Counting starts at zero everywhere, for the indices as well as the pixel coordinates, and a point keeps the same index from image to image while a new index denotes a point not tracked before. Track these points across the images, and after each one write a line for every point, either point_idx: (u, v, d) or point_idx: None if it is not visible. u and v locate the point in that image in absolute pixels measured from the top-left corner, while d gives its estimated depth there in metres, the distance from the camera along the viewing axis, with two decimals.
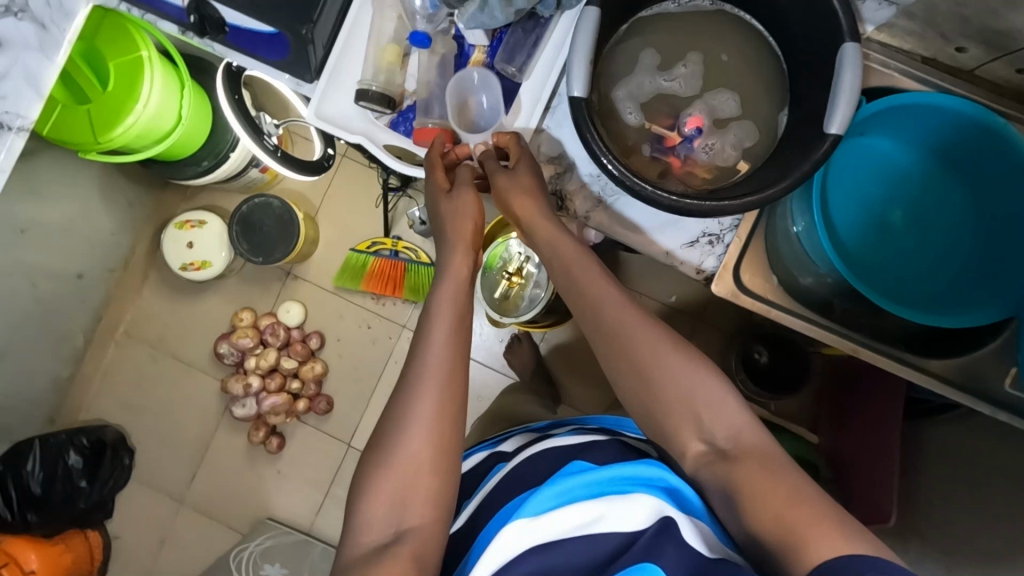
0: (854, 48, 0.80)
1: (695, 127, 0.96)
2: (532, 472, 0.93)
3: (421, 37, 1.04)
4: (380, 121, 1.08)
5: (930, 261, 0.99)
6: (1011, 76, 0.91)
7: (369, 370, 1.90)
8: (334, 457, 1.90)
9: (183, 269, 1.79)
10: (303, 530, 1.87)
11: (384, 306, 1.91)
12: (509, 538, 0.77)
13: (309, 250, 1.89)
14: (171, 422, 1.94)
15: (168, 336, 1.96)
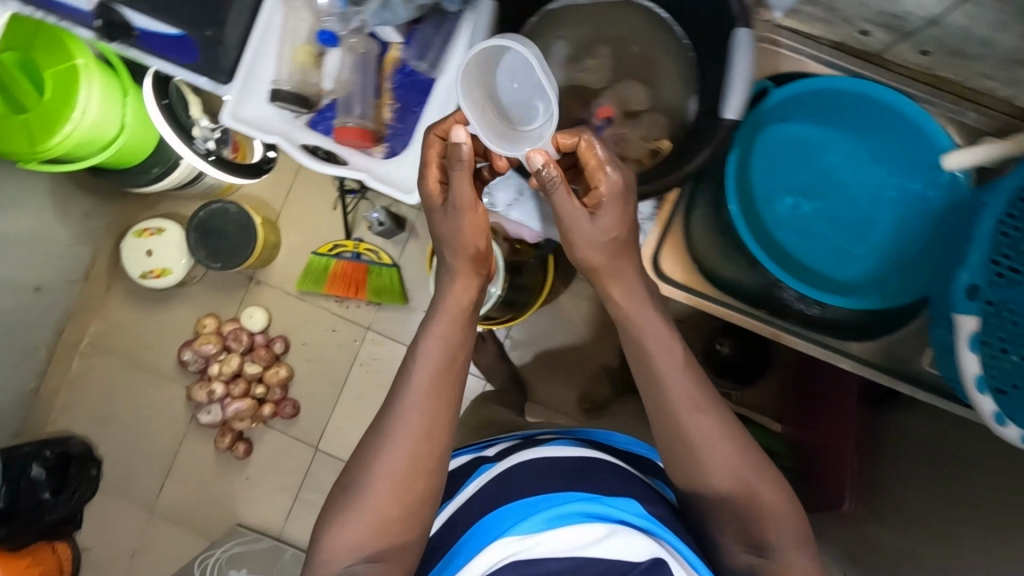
0: (746, 33, 0.83)
1: (605, 118, 1.01)
2: (523, 476, 0.94)
3: (328, 36, 1.04)
4: (301, 121, 1.06)
5: (861, 247, 0.99)
6: (917, 59, 0.91)
7: (335, 374, 1.89)
8: (303, 461, 1.89)
9: (144, 277, 1.79)
10: (275, 536, 1.86)
11: (349, 309, 1.89)
12: (504, 547, 0.82)
13: (271, 255, 1.88)
14: (137, 433, 1.92)
15: (134, 345, 1.93)
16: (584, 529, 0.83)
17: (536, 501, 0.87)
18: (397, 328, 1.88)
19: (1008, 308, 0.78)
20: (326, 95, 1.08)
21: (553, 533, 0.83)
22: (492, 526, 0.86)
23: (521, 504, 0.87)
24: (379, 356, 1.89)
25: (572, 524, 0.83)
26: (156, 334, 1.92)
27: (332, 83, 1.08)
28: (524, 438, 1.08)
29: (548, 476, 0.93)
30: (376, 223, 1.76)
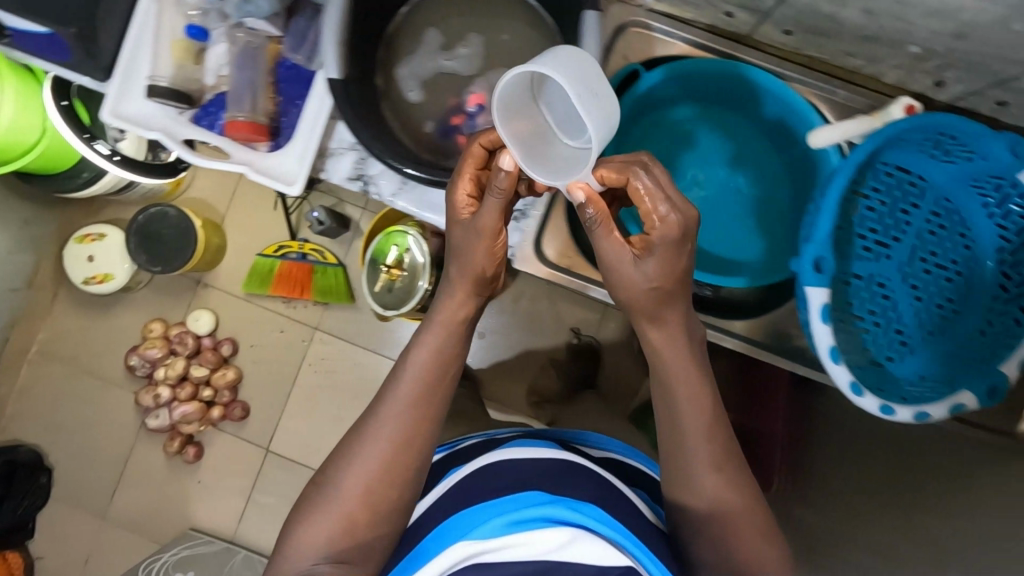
0: (595, 15, 0.70)
1: (477, 105, 0.80)
2: (496, 486, 0.68)
3: (199, 31, 0.86)
4: (184, 117, 0.87)
5: (759, 229, 0.91)
6: (785, 39, 0.81)
7: (283, 373, 1.82)
8: (253, 464, 1.81)
9: (86, 283, 1.77)
10: (227, 538, 1.77)
11: (296, 308, 1.83)
12: (463, 547, 0.62)
13: (215, 257, 1.83)
14: (87, 439, 1.84)
15: (83, 352, 1.86)
16: (558, 531, 0.61)
17: (521, 498, 0.64)
18: (345, 327, 1.83)
19: (875, 281, 0.81)
20: (207, 91, 0.88)
21: (525, 534, 0.61)
22: (447, 529, 0.64)
23: (498, 503, 0.64)
24: (328, 356, 1.82)
25: (551, 524, 0.62)
26: (104, 340, 1.86)
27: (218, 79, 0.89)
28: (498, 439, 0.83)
29: (539, 485, 0.67)
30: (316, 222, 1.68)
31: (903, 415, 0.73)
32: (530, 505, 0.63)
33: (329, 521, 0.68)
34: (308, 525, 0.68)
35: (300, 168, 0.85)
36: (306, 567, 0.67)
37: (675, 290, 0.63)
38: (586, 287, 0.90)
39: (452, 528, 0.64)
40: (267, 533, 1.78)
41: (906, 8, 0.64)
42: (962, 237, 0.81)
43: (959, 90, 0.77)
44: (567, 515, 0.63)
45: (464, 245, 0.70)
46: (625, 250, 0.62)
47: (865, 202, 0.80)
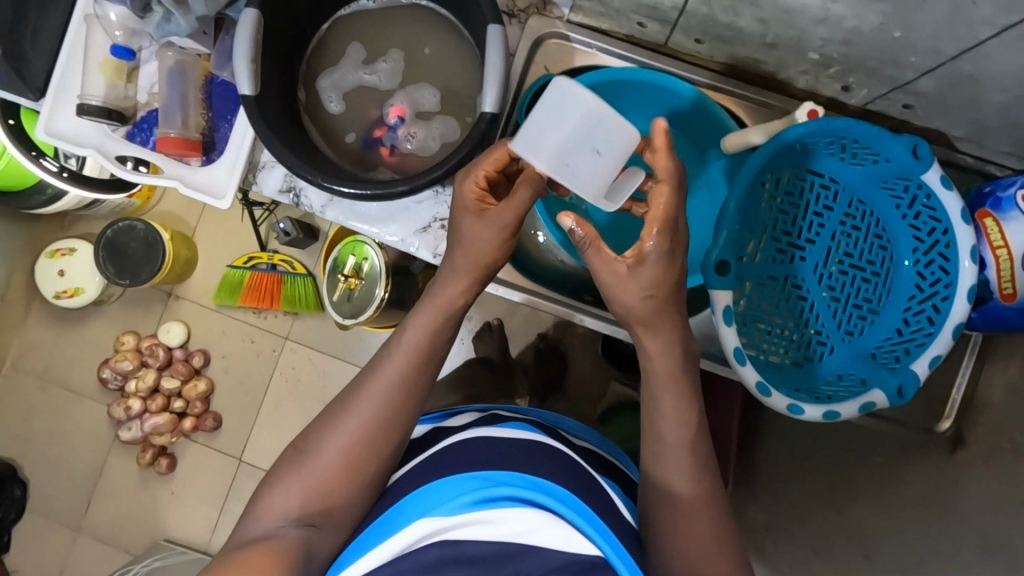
0: (498, 30, 0.71)
1: (398, 117, 0.82)
2: (467, 459, 0.63)
3: (124, 51, 0.85)
4: (117, 134, 0.88)
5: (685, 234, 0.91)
6: (699, 47, 0.82)
7: (255, 382, 1.79)
8: (226, 473, 1.77)
9: (57, 297, 1.75)
10: (200, 549, 1.73)
11: (266, 319, 1.80)
12: (424, 525, 0.57)
13: (185, 271, 1.80)
14: (62, 452, 1.80)
15: (56, 364, 1.82)
16: (530, 515, 0.57)
17: (497, 476, 0.60)
18: (316, 336, 1.79)
19: (791, 281, 0.83)
20: (139, 108, 0.89)
21: (496, 514, 0.57)
22: (409, 505, 0.59)
23: (467, 480, 0.59)
24: (299, 366, 1.78)
25: (528, 508, 0.57)
26: (78, 354, 1.82)
27: (150, 95, 0.89)
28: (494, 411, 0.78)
29: (520, 464, 0.63)
30: (281, 232, 1.64)
31: (812, 413, 0.74)
32: (507, 485, 0.59)
33: (303, 482, 0.64)
34: (286, 486, 0.64)
35: (229, 180, 0.87)
36: (267, 531, 0.61)
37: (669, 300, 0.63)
38: (571, 314, 0.92)
39: (415, 503, 0.59)
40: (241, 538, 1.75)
41: (793, 16, 0.66)
42: (879, 238, 0.83)
43: (866, 94, 0.79)
44: (543, 499, 0.59)
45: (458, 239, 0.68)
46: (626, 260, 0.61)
47: (777, 204, 0.82)
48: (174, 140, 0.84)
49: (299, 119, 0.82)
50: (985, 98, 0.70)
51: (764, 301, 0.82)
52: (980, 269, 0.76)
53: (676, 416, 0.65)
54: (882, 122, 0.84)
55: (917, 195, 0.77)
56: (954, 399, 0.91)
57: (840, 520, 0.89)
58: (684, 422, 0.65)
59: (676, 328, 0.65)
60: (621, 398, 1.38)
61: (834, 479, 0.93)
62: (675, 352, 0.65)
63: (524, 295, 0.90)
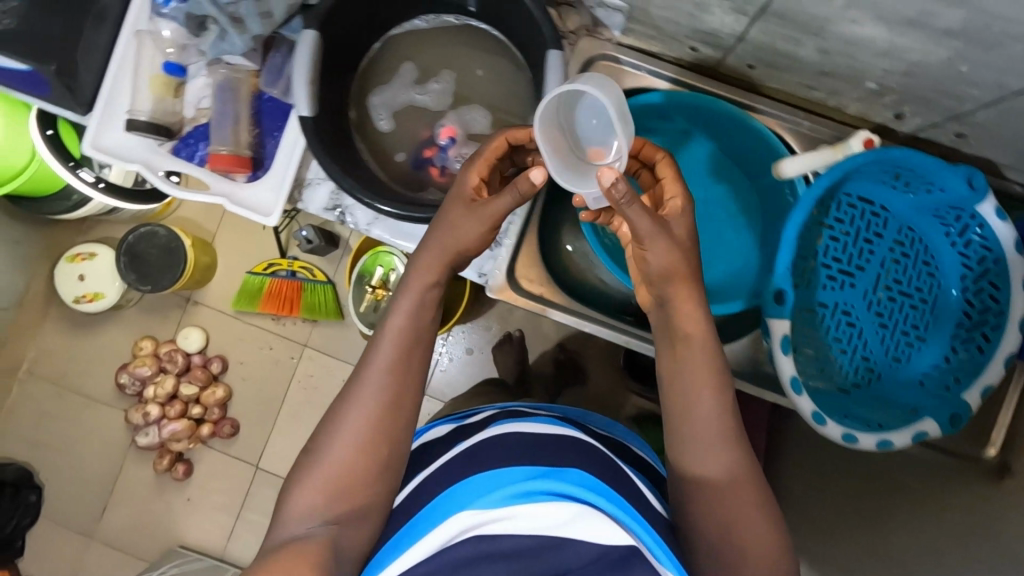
0: (558, 56, 0.71)
1: (449, 138, 0.81)
2: (499, 457, 0.61)
3: (177, 68, 0.85)
4: (163, 148, 0.88)
5: (716, 252, 0.93)
6: (749, 72, 0.82)
7: (271, 394, 1.58)
8: (242, 484, 1.56)
9: (76, 302, 1.54)
10: (215, 555, 1.53)
11: (284, 325, 1.60)
12: (461, 520, 0.54)
13: (206, 276, 1.60)
14: (75, 463, 1.58)
15: (73, 368, 1.61)
16: (563, 508, 0.54)
17: (526, 472, 0.58)
18: (344, 348, 1.58)
19: (841, 308, 0.83)
20: (186, 124, 0.89)
21: (531, 508, 0.54)
22: (441, 503, 0.57)
23: (500, 475, 0.57)
24: (321, 374, 1.57)
25: (560, 500, 0.55)
26: (95, 356, 1.61)
27: (195, 111, 0.89)
28: (518, 411, 0.75)
29: (547, 460, 0.60)
30: (303, 240, 1.45)
31: (866, 443, 0.74)
32: (538, 479, 0.57)
33: (321, 480, 0.60)
34: (300, 486, 0.60)
35: (276, 199, 0.87)
36: (297, 534, 0.58)
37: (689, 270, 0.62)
38: (543, 309, 0.88)
39: (447, 500, 0.57)
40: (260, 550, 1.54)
41: (857, 49, 0.66)
42: (927, 264, 0.83)
43: (919, 122, 0.79)
44: (576, 492, 0.56)
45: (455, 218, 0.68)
46: (657, 220, 0.61)
47: (829, 231, 0.82)
48: (229, 159, 0.84)
49: (350, 136, 0.82)
50: None
51: (813, 328, 0.83)
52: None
53: (701, 397, 0.60)
54: (929, 149, 0.84)
55: (969, 225, 0.77)
56: (1001, 423, 0.88)
57: (873, 545, 0.85)
58: (711, 406, 0.60)
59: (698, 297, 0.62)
60: (640, 410, 1.32)
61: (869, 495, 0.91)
62: (699, 315, 0.62)
63: (500, 290, 0.87)
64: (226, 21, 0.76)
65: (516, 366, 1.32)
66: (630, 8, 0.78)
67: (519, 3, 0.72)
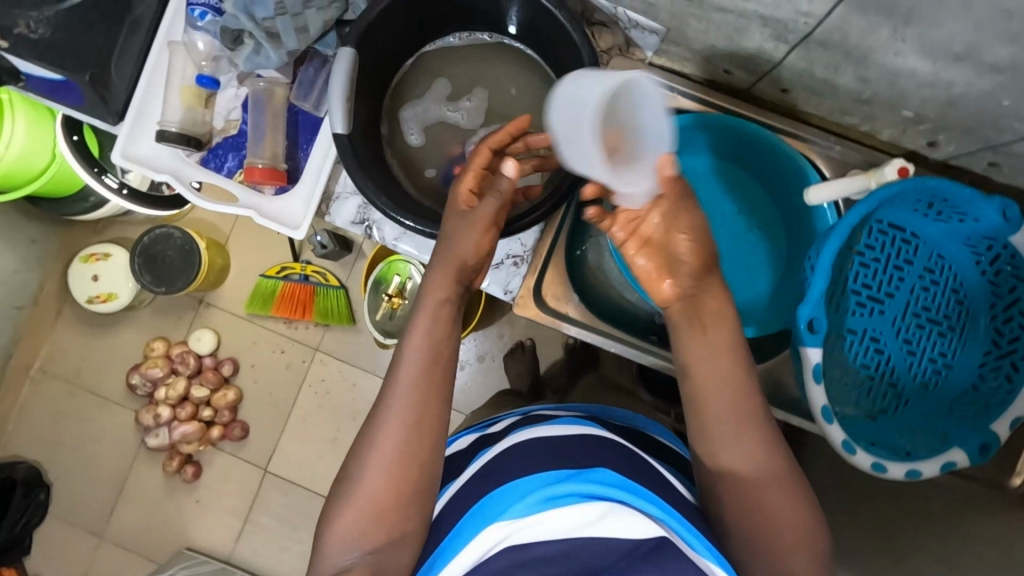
0: None
1: None
2: (525, 462, 0.60)
3: (210, 81, 0.84)
4: (192, 158, 0.88)
5: (735, 273, 0.91)
6: (782, 96, 0.82)
7: (282, 397, 1.54)
8: (250, 487, 1.52)
9: (90, 303, 1.51)
10: (222, 559, 1.49)
11: (296, 329, 1.55)
12: (492, 533, 0.53)
13: (219, 277, 1.55)
14: (83, 464, 1.54)
15: (85, 367, 1.57)
16: (590, 507, 0.53)
17: (550, 475, 0.56)
18: (356, 352, 1.53)
19: (869, 334, 0.83)
20: (216, 134, 0.89)
21: (561, 511, 0.53)
22: (472, 517, 0.56)
23: (530, 480, 0.56)
24: (332, 378, 1.53)
25: (587, 499, 0.54)
26: (105, 357, 1.57)
27: (224, 122, 0.90)
28: (537, 414, 0.74)
29: (573, 462, 0.59)
30: (319, 245, 1.41)
31: (895, 472, 0.73)
32: (566, 481, 0.55)
33: (357, 506, 0.60)
34: (338, 516, 0.60)
35: (304, 212, 0.87)
36: (343, 567, 0.58)
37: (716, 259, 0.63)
38: (559, 323, 0.88)
39: (478, 511, 0.56)
40: (269, 554, 1.49)
41: (899, 78, 0.66)
42: (955, 292, 0.82)
43: (953, 149, 0.79)
44: (605, 492, 0.54)
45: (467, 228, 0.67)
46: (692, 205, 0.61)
47: (858, 257, 0.82)
48: (256, 172, 0.84)
49: (383, 152, 0.81)
50: None
51: (843, 354, 0.82)
52: None
53: (722, 392, 0.60)
54: (961, 176, 0.83)
55: (1001, 254, 0.77)
56: None
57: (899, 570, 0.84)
58: (733, 403, 0.60)
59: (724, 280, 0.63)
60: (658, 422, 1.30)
61: (890, 516, 0.89)
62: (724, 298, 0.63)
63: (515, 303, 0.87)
64: (262, 35, 0.76)
65: (527, 375, 1.27)
66: (667, 30, 0.77)
67: (557, 24, 0.72)
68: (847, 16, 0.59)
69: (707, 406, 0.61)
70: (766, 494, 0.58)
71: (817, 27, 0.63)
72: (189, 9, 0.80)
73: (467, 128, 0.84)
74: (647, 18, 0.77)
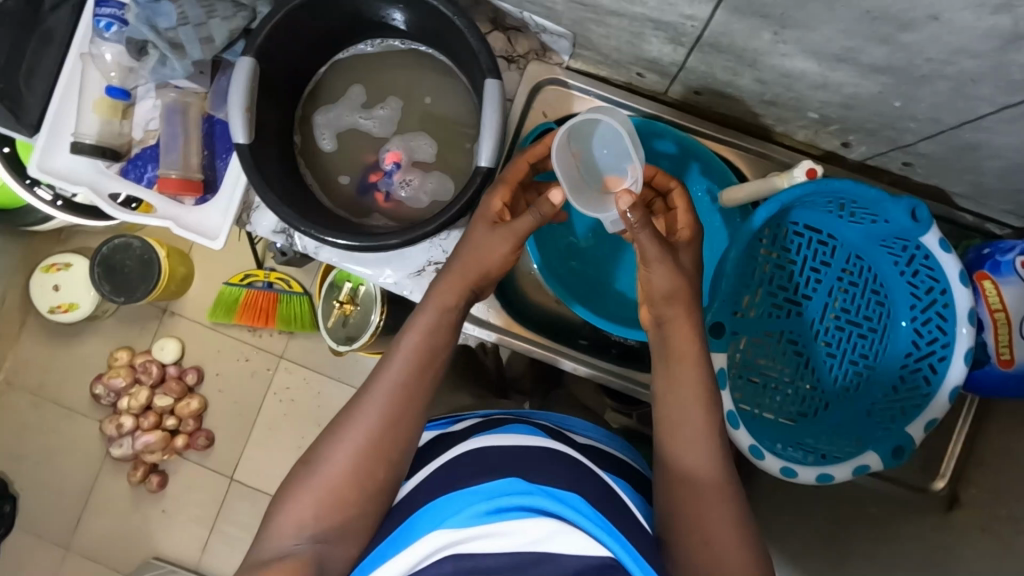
0: (495, 86, 0.71)
1: (393, 164, 0.82)
2: (481, 467, 0.57)
3: (120, 91, 0.84)
4: (111, 170, 0.88)
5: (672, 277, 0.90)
6: (696, 98, 0.81)
7: (246, 404, 1.49)
8: (216, 497, 1.47)
9: (51, 313, 1.47)
10: (189, 569, 1.43)
11: (261, 336, 1.51)
12: (438, 538, 0.52)
13: (182, 287, 1.50)
14: (45, 479, 1.48)
15: (50, 378, 1.52)
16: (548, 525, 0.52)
17: (506, 484, 0.54)
18: (320, 358, 1.50)
19: (788, 337, 0.82)
20: (134, 145, 0.89)
21: (516, 524, 0.51)
22: (416, 523, 0.54)
23: (485, 487, 0.54)
24: (298, 384, 1.49)
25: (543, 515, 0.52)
26: (67, 368, 1.52)
27: (144, 132, 0.89)
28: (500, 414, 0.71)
29: (542, 469, 0.58)
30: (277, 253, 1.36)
31: (806, 476, 0.72)
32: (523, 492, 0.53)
33: (306, 499, 0.57)
34: (289, 505, 0.57)
35: (222, 222, 0.86)
36: (282, 551, 0.54)
37: (692, 295, 0.63)
38: (555, 358, 0.88)
39: (423, 516, 0.54)
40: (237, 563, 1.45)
41: (793, 81, 0.66)
42: (876, 293, 0.82)
43: (866, 150, 0.78)
44: (569, 510, 0.53)
45: (491, 244, 0.66)
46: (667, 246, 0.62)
47: (774, 259, 0.81)
48: (171, 182, 0.84)
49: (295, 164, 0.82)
50: (986, 164, 0.69)
51: (761, 356, 0.82)
52: (979, 330, 0.75)
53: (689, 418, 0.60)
54: (883, 176, 0.82)
55: (915, 255, 0.76)
56: (951, 454, 0.86)
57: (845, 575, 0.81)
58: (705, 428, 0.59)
59: (696, 319, 0.63)
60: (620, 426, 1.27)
61: (834, 511, 0.87)
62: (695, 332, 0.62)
63: (496, 336, 0.86)
64: (165, 46, 0.75)
65: None
66: (573, 34, 0.77)
67: (457, 30, 0.72)
68: (728, 20, 0.59)
69: (684, 403, 0.60)
70: (711, 497, 0.57)
71: (704, 30, 0.62)
72: (96, 20, 0.80)
73: (384, 135, 0.84)
74: (552, 23, 0.77)
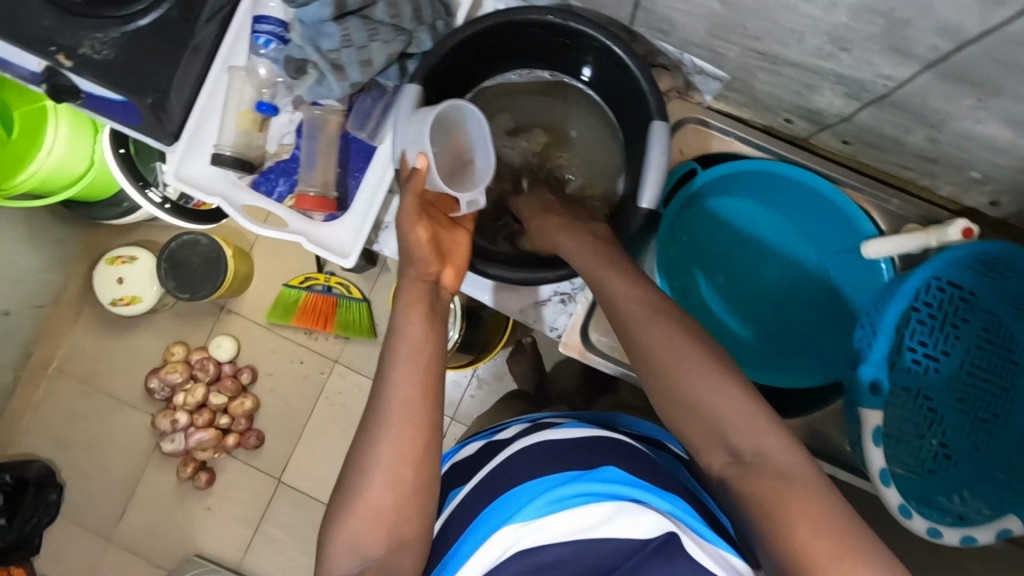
0: (662, 127, 0.71)
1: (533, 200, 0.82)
2: (528, 465, 0.56)
3: (268, 108, 0.84)
4: (242, 181, 0.88)
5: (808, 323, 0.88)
6: (841, 146, 0.81)
7: (298, 406, 1.38)
8: (261, 496, 1.36)
9: (113, 306, 1.35)
10: (230, 569, 1.32)
11: (317, 340, 1.40)
12: (502, 537, 0.50)
13: (243, 285, 1.40)
14: (88, 473, 1.36)
15: (103, 366, 1.40)
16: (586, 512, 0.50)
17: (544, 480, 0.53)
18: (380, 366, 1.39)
19: (923, 394, 0.82)
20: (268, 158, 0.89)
21: (573, 513, 0.49)
22: (477, 526, 0.53)
23: (535, 483, 0.53)
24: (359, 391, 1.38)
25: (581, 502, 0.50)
26: (117, 359, 1.40)
27: (277, 145, 0.90)
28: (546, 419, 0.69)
29: (576, 462, 0.56)
30: None
31: (949, 538, 0.73)
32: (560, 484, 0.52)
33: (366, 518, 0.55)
34: (346, 527, 0.55)
35: (354, 241, 0.86)
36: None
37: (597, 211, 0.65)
38: (583, 353, 0.87)
39: (485, 518, 0.53)
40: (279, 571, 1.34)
41: (971, 143, 0.66)
42: (1009, 352, 0.81)
43: (1013, 211, 0.78)
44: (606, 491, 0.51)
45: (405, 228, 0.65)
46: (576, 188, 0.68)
47: (919, 316, 0.80)
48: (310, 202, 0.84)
49: None
50: None
51: (893, 411, 0.82)
52: None
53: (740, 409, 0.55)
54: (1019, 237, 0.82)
55: None
56: None
57: None
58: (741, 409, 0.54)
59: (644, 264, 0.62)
60: None
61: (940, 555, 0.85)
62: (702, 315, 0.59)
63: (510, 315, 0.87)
64: (327, 66, 0.76)
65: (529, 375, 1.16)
66: (731, 79, 0.77)
67: (627, 72, 0.73)
68: (930, 83, 0.58)
69: (694, 394, 0.54)
70: None
71: (896, 89, 0.62)
72: (255, 37, 0.83)
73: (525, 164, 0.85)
74: (713, 65, 0.77)
